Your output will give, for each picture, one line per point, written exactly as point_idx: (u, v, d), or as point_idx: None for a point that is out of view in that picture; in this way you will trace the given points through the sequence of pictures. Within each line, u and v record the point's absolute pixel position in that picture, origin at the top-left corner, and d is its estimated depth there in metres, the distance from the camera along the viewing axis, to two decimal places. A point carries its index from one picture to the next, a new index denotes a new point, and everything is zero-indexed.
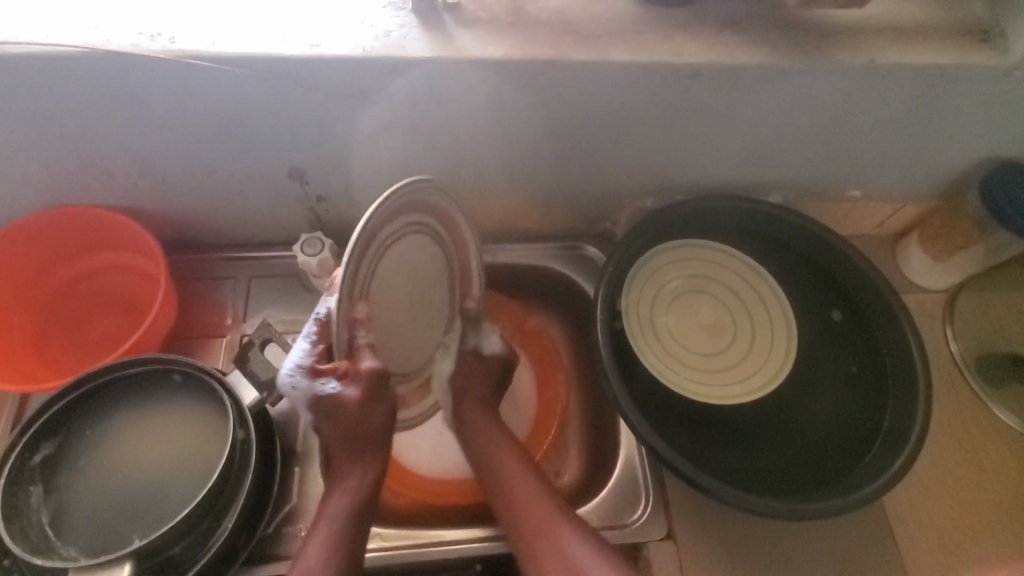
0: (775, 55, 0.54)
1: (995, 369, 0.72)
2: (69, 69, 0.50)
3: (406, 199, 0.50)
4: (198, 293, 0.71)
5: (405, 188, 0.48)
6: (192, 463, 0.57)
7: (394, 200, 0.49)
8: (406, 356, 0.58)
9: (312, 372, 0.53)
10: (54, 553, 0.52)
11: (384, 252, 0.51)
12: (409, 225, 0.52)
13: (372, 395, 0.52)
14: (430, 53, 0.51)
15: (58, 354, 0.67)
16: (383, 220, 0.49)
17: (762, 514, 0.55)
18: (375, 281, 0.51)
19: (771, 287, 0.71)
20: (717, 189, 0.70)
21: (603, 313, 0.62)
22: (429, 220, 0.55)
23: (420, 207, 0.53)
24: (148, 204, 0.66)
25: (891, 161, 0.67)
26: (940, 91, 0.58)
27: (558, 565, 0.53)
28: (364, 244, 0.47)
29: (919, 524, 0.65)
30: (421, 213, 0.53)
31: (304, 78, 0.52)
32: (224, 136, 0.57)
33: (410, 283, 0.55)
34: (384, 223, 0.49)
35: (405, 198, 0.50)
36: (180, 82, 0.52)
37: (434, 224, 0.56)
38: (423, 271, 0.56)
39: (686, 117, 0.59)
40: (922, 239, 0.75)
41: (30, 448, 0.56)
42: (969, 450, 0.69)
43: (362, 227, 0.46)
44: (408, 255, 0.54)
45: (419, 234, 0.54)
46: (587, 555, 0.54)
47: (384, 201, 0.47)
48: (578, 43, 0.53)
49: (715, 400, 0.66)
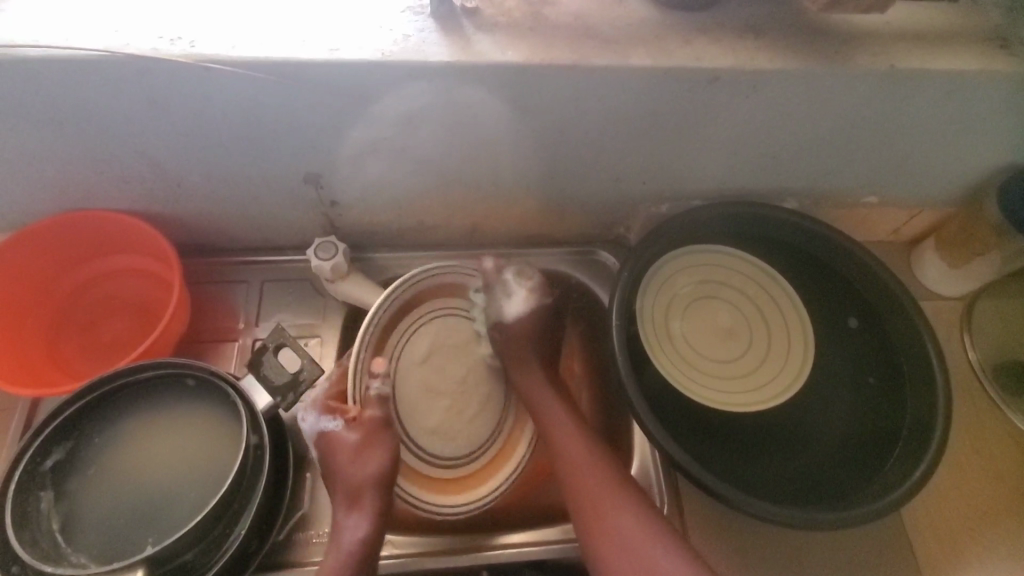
0: (797, 60, 0.54)
1: (1012, 375, 0.71)
2: (90, 73, 0.50)
3: (391, 296, 0.63)
4: (209, 297, 0.71)
5: (411, 279, 0.64)
6: (206, 467, 0.57)
7: (393, 300, 0.64)
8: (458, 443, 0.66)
9: (324, 408, 0.60)
10: (65, 561, 0.52)
11: (398, 332, 0.65)
12: (421, 321, 0.66)
13: (370, 440, 0.58)
14: (450, 58, 0.51)
15: (68, 358, 0.66)
16: (402, 303, 0.65)
17: (782, 523, 0.54)
18: (409, 348, 0.65)
19: (787, 291, 0.71)
20: (732, 195, 0.70)
21: (619, 318, 0.62)
22: (440, 303, 0.68)
23: (427, 298, 0.67)
24: (164, 208, 0.66)
25: (907, 167, 0.66)
26: (961, 97, 0.57)
27: None
28: (377, 338, 0.62)
29: (936, 536, 0.64)
30: (439, 297, 0.68)
31: (322, 83, 0.52)
32: (241, 141, 0.57)
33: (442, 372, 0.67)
34: (387, 324, 0.63)
35: (407, 295, 0.65)
36: (199, 85, 0.51)
37: (448, 301, 0.69)
38: (447, 345, 0.68)
39: (703, 124, 0.59)
40: (937, 246, 0.75)
41: (41, 453, 0.56)
42: (984, 456, 0.68)
43: (376, 312, 0.62)
44: (441, 335, 0.68)
45: (424, 327, 0.67)
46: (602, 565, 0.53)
47: (382, 304, 0.63)
48: (597, 48, 0.53)
49: (728, 408, 0.66)
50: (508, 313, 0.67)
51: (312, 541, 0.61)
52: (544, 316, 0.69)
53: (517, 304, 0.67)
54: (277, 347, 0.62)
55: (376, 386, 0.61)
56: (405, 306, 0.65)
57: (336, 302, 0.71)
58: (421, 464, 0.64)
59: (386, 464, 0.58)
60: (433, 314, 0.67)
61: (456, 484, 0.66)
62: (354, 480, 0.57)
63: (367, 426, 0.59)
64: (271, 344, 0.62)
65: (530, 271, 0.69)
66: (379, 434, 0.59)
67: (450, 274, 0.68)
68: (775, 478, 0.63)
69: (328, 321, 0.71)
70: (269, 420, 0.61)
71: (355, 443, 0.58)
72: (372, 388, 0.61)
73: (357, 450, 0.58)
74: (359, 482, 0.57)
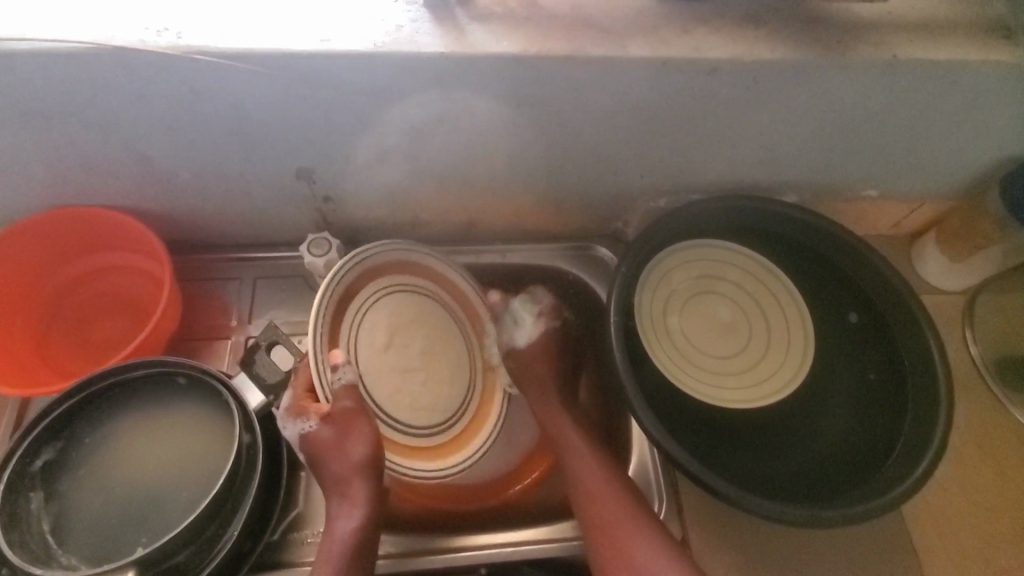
0: (797, 51, 0.53)
1: (1013, 369, 0.71)
2: (75, 66, 0.49)
3: (340, 275, 0.59)
4: (202, 294, 0.70)
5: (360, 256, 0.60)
6: (198, 467, 0.56)
7: (341, 279, 0.59)
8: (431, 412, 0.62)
9: (298, 411, 0.59)
10: (55, 563, 0.51)
11: (349, 313, 0.59)
12: (375, 296, 0.62)
13: (347, 429, 0.58)
14: (444, 50, 0.50)
15: (59, 357, 0.65)
16: (354, 280, 0.60)
17: (782, 521, 0.54)
18: (367, 328, 0.61)
19: (785, 286, 0.70)
20: (731, 189, 0.69)
21: (617, 314, 0.61)
22: (402, 279, 0.64)
23: (381, 273, 0.63)
24: (154, 204, 0.65)
25: (909, 160, 0.66)
26: (964, 88, 0.56)
27: None
28: (330, 321, 0.58)
29: (937, 531, 0.63)
30: (400, 272, 0.64)
31: (314, 75, 0.51)
32: (232, 135, 0.56)
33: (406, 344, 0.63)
34: (338, 305, 0.59)
35: (359, 270, 0.61)
36: (188, 78, 0.50)
37: (410, 278, 0.65)
38: (410, 318, 0.63)
39: (702, 116, 0.58)
40: (939, 239, 0.74)
41: (31, 453, 0.55)
42: (987, 452, 0.67)
43: (323, 293, 0.57)
44: (400, 311, 0.63)
45: (381, 304, 0.62)
46: None
47: (327, 287, 0.57)
48: (595, 39, 0.52)
49: (727, 405, 0.65)
50: (519, 343, 0.70)
51: (308, 541, 0.60)
52: (555, 343, 0.71)
53: (524, 335, 0.71)
54: (271, 345, 0.61)
55: (342, 376, 0.57)
56: (353, 287, 0.60)
57: None
58: (404, 436, 0.61)
59: (371, 446, 0.58)
60: (391, 289, 0.63)
61: (430, 451, 0.62)
62: (347, 468, 0.58)
63: (342, 415, 0.57)
64: (265, 342, 0.61)
65: (541, 296, 0.73)
66: (357, 419, 0.58)
67: (427, 262, 0.66)
68: (774, 475, 0.62)
69: None
70: (262, 419, 0.60)
71: (335, 433, 0.58)
72: (339, 377, 0.57)
73: (338, 440, 0.58)
74: (345, 471, 0.58)
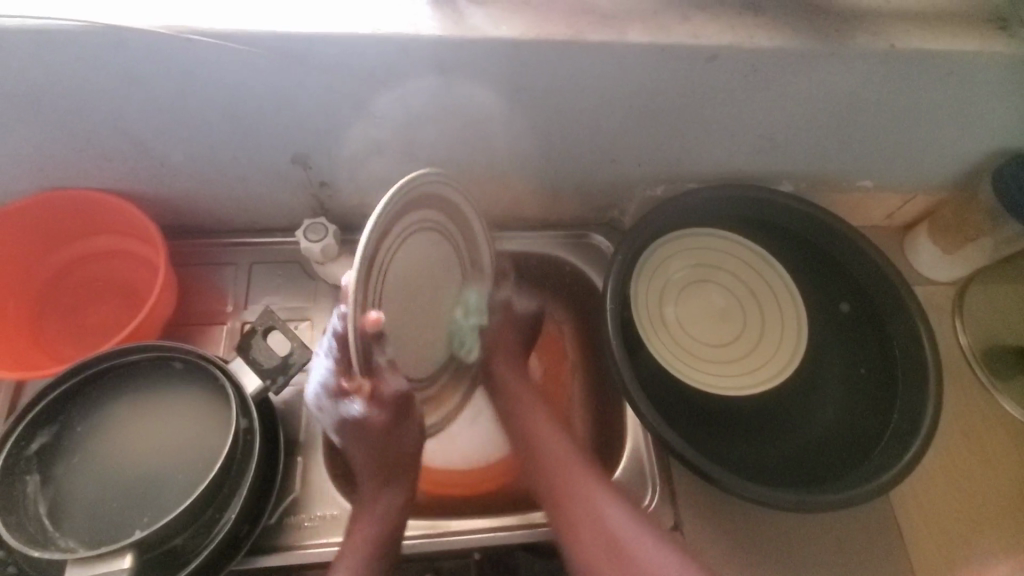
0: (795, 40, 0.53)
1: (1001, 360, 0.72)
2: (66, 45, 0.48)
3: (401, 192, 0.48)
4: (197, 280, 0.69)
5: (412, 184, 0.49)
6: (196, 450, 0.56)
7: (403, 192, 0.48)
8: (425, 357, 0.58)
9: (333, 394, 0.55)
10: (53, 545, 0.51)
11: (381, 257, 0.48)
12: (413, 224, 0.52)
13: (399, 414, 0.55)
14: (441, 32, 0.50)
15: (51, 341, 0.65)
16: (402, 206, 0.49)
17: (772, 506, 0.54)
18: (394, 266, 0.51)
19: (778, 274, 0.71)
20: (728, 178, 0.69)
21: (613, 301, 0.61)
22: (428, 214, 0.54)
23: (410, 208, 0.51)
24: (148, 188, 0.64)
25: (901, 152, 0.66)
26: (957, 79, 0.57)
27: (592, 532, 0.57)
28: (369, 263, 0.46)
29: (925, 520, 0.65)
30: (423, 205, 0.53)
31: (311, 57, 0.50)
32: (227, 118, 0.56)
33: (431, 245, 0.55)
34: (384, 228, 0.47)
35: (403, 201, 0.49)
36: (183, 59, 0.50)
37: (430, 211, 0.54)
38: (423, 265, 0.54)
39: (698, 106, 0.58)
40: (930, 231, 0.75)
41: (26, 437, 0.55)
42: (976, 441, 0.69)
43: (361, 256, 0.45)
44: (414, 249, 0.53)
45: (410, 239, 0.52)
46: (620, 516, 0.57)
47: (403, 184, 0.48)
48: (594, 23, 0.52)
49: (696, 383, 0.66)
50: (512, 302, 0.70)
51: (304, 525, 0.61)
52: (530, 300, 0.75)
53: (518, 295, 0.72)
54: (268, 330, 0.61)
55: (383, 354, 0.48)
56: (407, 206, 0.50)
57: (326, 286, 0.70)
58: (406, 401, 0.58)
59: (418, 429, 0.58)
60: (422, 224, 0.53)
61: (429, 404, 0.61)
62: (389, 448, 0.58)
63: (392, 402, 0.53)
64: (261, 327, 0.61)
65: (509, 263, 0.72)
66: (406, 405, 0.54)
67: (450, 195, 0.55)
68: (767, 462, 0.63)
69: (319, 304, 0.70)
70: (257, 404, 0.59)
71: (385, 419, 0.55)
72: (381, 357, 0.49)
73: (390, 423, 0.56)
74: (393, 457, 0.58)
